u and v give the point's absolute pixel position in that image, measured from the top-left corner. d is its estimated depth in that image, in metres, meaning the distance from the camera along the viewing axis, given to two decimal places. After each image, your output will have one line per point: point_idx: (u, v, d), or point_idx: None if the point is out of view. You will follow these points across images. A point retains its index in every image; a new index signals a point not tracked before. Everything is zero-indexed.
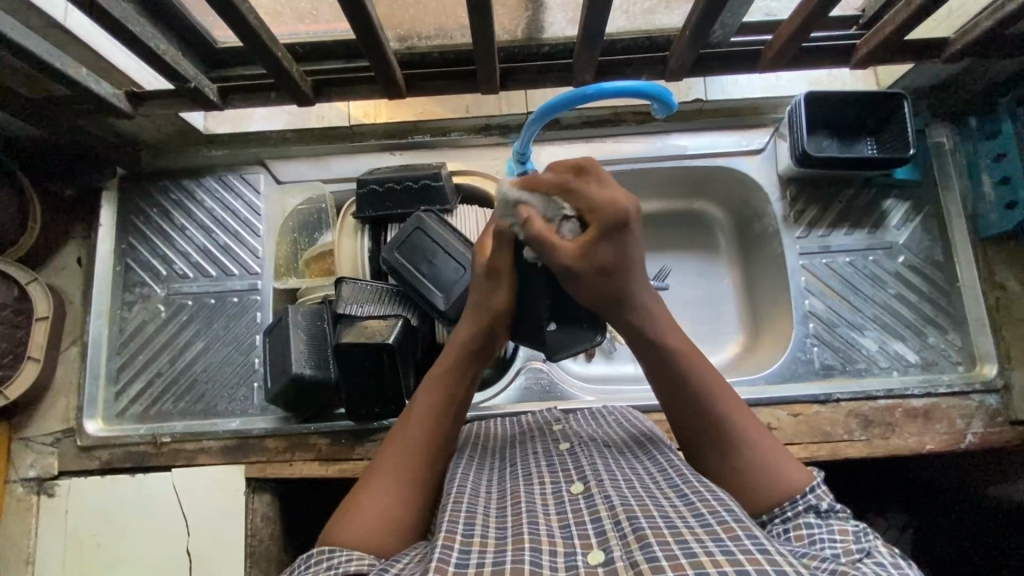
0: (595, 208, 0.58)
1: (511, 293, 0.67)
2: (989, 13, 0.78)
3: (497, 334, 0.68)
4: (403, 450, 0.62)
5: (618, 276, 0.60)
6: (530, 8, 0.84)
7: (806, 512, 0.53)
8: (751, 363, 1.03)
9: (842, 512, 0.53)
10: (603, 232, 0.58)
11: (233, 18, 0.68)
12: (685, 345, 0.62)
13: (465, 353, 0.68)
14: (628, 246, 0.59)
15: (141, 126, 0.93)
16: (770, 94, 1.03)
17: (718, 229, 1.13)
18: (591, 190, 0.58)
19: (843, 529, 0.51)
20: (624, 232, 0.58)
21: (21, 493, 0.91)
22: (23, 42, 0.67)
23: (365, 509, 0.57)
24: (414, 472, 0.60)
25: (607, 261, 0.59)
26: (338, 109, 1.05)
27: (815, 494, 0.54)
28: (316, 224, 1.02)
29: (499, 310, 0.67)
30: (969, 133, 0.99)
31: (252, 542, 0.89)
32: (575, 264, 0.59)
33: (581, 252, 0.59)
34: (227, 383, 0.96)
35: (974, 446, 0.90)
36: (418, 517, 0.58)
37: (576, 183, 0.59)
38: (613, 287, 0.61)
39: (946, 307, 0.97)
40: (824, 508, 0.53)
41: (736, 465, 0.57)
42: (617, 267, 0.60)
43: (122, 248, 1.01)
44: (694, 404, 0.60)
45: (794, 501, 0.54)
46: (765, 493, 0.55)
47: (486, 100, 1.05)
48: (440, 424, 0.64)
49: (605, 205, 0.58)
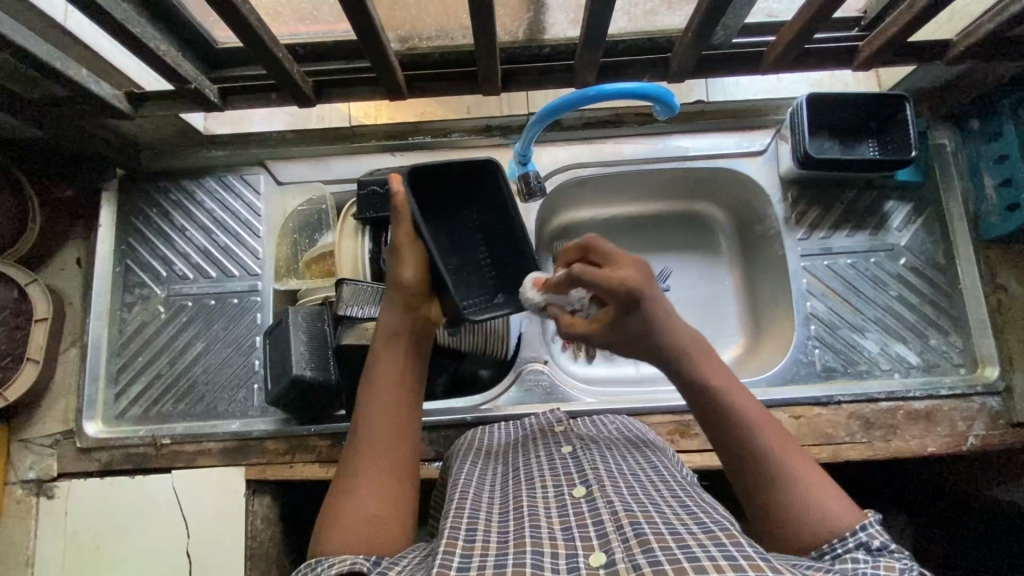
0: (608, 291, 0.63)
1: (418, 264, 0.70)
2: (992, 15, 0.78)
3: (419, 312, 0.70)
4: (372, 439, 0.61)
5: (653, 338, 0.64)
6: (531, 9, 0.84)
7: (857, 551, 0.50)
8: (752, 365, 1.03)
9: (896, 552, 0.49)
10: (621, 311, 0.64)
11: (235, 19, 0.68)
12: (725, 378, 0.62)
13: (394, 330, 0.68)
14: (651, 313, 0.63)
15: (141, 126, 0.93)
16: (773, 96, 1.03)
17: (719, 231, 1.13)
18: (592, 273, 0.64)
19: (890, 565, 0.46)
20: (641, 305, 0.63)
21: (21, 495, 0.91)
22: (23, 43, 0.67)
23: (346, 507, 0.56)
24: (389, 457, 0.60)
25: (637, 330, 0.65)
26: (339, 110, 1.05)
27: (866, 532, 0.50)
28: (316, 225, 1.02)
29: (408, 282, 0.69)
30: (970, 135, 0.99)
31: (252, 544, 0.89)
32: (614, 341, 0.68)
33: (612, 330, 0.67)
34: (227, 385, 0.96)
35: (975, 448, 0.90)
36: (404, 501, 0.58)
37: (580, 274, 0.65)
38: (649, 346, 0.66)
39: (948, 308, 0.97)
40: (876, 546, 0.49)
41: (778, 497, 0.55)
42: (650, 330, 0.64)
43: (122, 249, 1.00)
44: (736, 433, 0.59)
45: (845, 539, 0.51)
46: (809, 529, 0.53)
47: (486, 102, 1.05)
48: (402, 405, 0.64)
49: (615, 288, 0.63)
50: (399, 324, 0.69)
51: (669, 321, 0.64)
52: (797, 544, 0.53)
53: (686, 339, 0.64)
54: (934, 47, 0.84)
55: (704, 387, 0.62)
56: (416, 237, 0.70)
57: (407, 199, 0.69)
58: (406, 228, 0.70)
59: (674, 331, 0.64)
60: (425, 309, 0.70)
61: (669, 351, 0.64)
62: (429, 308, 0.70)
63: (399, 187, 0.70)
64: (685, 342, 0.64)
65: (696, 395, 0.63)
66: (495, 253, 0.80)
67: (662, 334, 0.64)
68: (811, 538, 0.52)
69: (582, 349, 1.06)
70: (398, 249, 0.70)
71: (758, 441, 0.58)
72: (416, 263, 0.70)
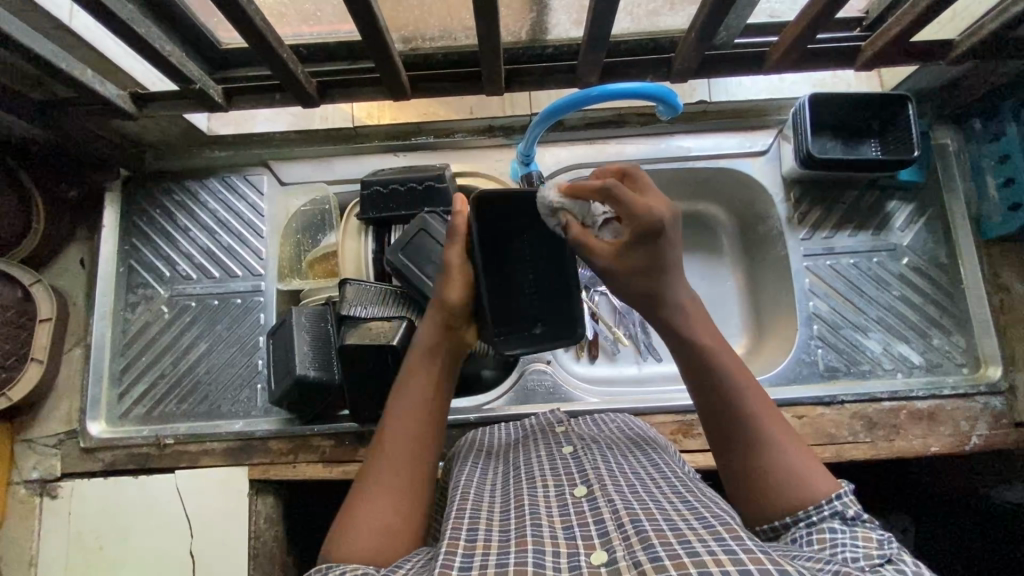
0: (632, 215, 0.59)
1: (465, 288, 0.69)
2: (994, 15, 0.78)
3: (457, 332, 0.69)
4: (392, 451, 0.61)
5: (655, 280, 0.62)
6: (535, 10, 0.84)
7: (830, 518, 0.53)
8: (755, 366, 1.03)
9: (868, 522, 0.53)
10: (635, 243, 0.60)
11: (240, 20, 0.68)
12: (716, 341, 0.63)
13: (431, 345, 0.68)
14: (666, 253, 0.60)
15: (145, 127, 0.93)
16: (776, 95, 1.04)
17: (722, 231, 1.13)
18: (625, 193, 0.59)
19: (867, 536, 0.50)
20: (658, 238, 0.60)
21: (24, 495, 0.92)
22: (29, 44, 0.67)
23: (362, 513, 0.57)
24: (407, 472, 0.60)
25: (641, 267, 0.62)
26: (342, 111, 1.06)
27: (841, 500, 0.53)
28: (319, 225, 1.02)
29: (453, 302, 0.68)
30: (972, 135, 0.99)
31: (255, 544, 0.89)
32: (611, 267, 0.63)
33: (616, 262, 0.62)
34: (230, 384, 0.96)
35: (978, 448, 0.90)
36: (417, 516, 0.58)
37: (612, 187, 0.60)
38: (650, 289, 0.63)
39: (950, 308, 0.97)
40: (850, 515, 0.53)
41: (760, 465, 0.58)
42: (656, 269, 0.62)
43: (126, 250, 1.01)
44: (722, 400, 0.61)
45: (818, 506, 0.54)
46: (788, 497, 0.55)
47: (489, 102, 1.07)
48: (427, 422, 0.63)
49: (640, 213, 0.59)
50: (437, 340, 0.68)
51: (675, 267, 0.62)
52: (775, 512, 0.56)
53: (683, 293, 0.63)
54: (936, 47, 0.84)
55: (700, 348, 0.62)
56: (468, 262, 0.71)
57: (468, 219, 0.70)
58: (460, 251, 0.70)
59: (676, 281, 0.63)
60: (462, 331, 0.69)
61: (666, 301, 0.63)
62: (466, 331, 0.70)
63: (463, 206, 0.71)
64: (683, 297, 0.63)
65: (686, 357, 0.63)
66: (539, 278, 0.78)
67: (663, 275, 0.62)
68: (789, 507, 0.55)
69: (585, 348, 1.05)
70: (449, 271, 0.69)
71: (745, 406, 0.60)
72: (462, 283, 0.69)
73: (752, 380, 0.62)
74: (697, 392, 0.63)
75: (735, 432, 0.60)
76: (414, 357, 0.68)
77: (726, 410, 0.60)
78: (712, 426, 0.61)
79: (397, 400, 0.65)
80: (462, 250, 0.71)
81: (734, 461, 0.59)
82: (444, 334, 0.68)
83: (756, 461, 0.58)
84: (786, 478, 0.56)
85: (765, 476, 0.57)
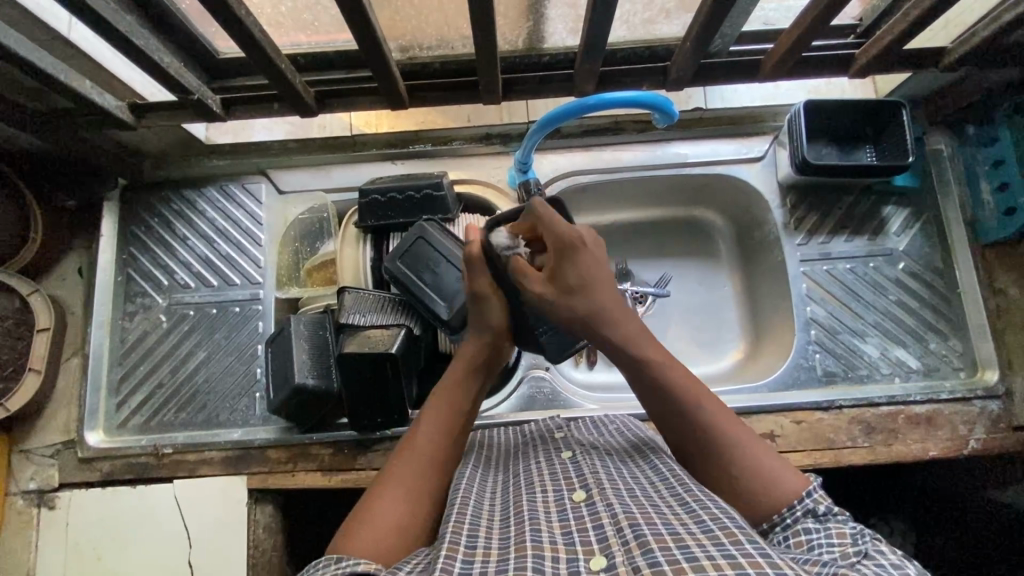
0: (560, 236, 0.70)
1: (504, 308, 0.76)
2: (986, 22, 0.79)
3: (497, 347, 0.75)
4: (418, 453, 0.63)
5: (584, 295, 0.69)
6: (531, 19, 0.85)
7: (804, 518, 0.54)
8: (753, 371, 1.03)
9: (840, 515, 0.54)
10: (562, 256, 0.70)
11: (239, 30, 0.68)
12: (663, 356, 0.66)
13: (474, 361, 0.73)
14: (582, 264, 0.70)
15: (143, 136, 0.94)
16: (770, 103, 1.05)
17: (719, 237, 1.14)
18: (551, 220, 0.70)
19: (841, 532, 0.52)
20: (578, 251, 0.70)
21: (21, 506, 0.91)
22: (27, 55, 0.67)
23: (380, 510, 0.57)
24: (427, 477, 0.61)
25: (571, 283, 0.69)
26: (340, 119, 1.07)
27: (812, 497, 0.55)
28: (316, 233, 1.03)
29: (498, 324, 0.74)
30: (967, 140, 1.00)
31: (254, 553, 0.89)
32: (544, 291, 0.71)
33: (548, 282, 0.71)
34: (228, 394, 0.96)
35: (976, 452, 0.90)
36: (427, 525, 0.59)
37: (540, 212, 0.70)
38: (583, 306, 0.69)
39: (946, 313, 0.97)
40: (822, 512, 0.54)
41: (730, 472, 0.59)
42: (581, 286, 0.69)
43: (124, 259, 1.01)
44: (681, 413, 0.62)
45: (792, 508, 0.55)
46: (764, 503, 0.56)
47: (486, 110, 1.08)
48: (454, 434, 0.66)
49: (565, 234, 0.69)
50: (480, 357, 0.73)
51: (603, 286, 0.70)
52: (758, 517, 0.56)
53: (611, 306, 0.69)
54: (928, 55, 0.85)
55: (650, 366, 0.65)
56: (498, 287, 0.76)
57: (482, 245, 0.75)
58: (488, 278, 0.75)
59: (603, 297, 0.69)
60: (500, 348, 0.75)
61: (602, 319, 0.69)
62: (504, 347, 0.76)
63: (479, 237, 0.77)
64: (622, 317, 0.69)
65: (635, 373, 0.66)
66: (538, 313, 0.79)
67: (593, 289, 0.69)
68: (767, 512, 0.56)
69: (582, 355, 1.06)
70: (484, 298, 0.75)
71: (703, 415, 0.61)
72: (502, 309, 0.75)
73: (702, 388, 0.64)
74: (657, 412, 0.65)
75: (699, 437, 0.61)
76: (450, 374, 0.72)
77: (684, 418, 0.62)
78: (680, 441, 0.63)
79: (429, 412, 0.68)
80: (490, 275, 0.76)
81: (705, 469, 0.61)
82: (486, 352, 0.73)
83: (726, 465, 0.59)
84: (766, 481, 0.57)
85: (742, 478, 0.58)
